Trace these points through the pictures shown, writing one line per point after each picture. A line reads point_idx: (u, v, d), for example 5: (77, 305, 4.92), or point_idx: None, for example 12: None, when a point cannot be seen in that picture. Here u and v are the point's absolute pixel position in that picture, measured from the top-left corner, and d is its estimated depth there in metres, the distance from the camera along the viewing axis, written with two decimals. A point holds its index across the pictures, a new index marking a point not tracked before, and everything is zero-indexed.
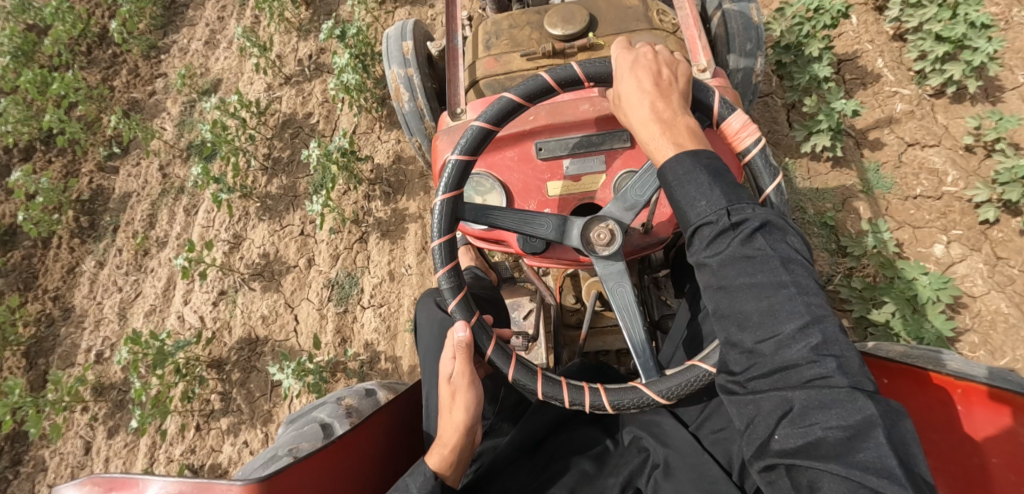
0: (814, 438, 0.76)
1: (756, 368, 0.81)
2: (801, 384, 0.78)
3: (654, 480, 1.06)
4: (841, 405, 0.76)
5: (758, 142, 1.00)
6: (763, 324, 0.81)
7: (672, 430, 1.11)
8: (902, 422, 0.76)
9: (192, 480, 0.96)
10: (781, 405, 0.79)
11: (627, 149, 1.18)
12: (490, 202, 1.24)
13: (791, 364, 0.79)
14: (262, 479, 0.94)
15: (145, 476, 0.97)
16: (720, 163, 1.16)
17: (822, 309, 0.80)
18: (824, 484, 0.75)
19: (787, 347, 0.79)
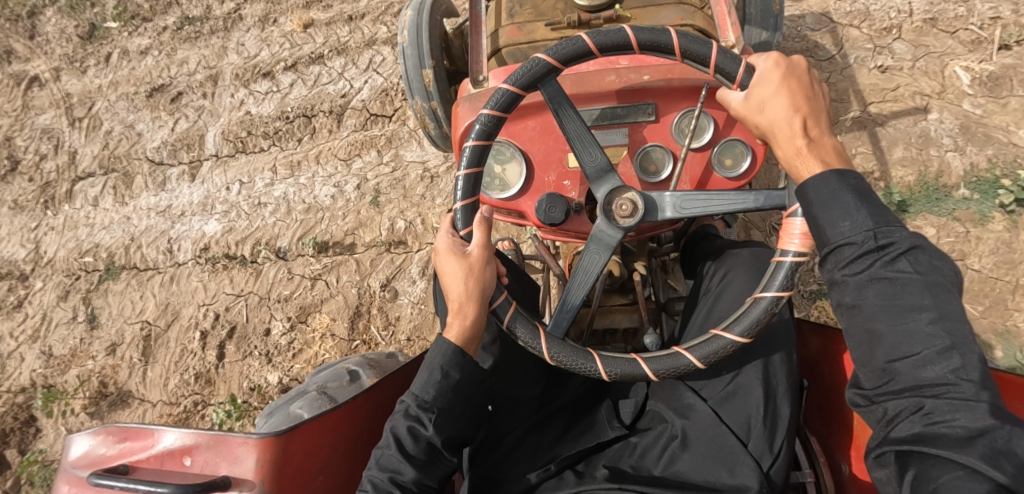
0: (890, 297, 0.78)
1: (846, 252, 0.82)
2: (862, 269, 0.80)
3: (671, 452, 1.07)
4: (891, 286, 0.78)
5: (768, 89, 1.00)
6: (817, 202, 0.86)
7: (694, 404, 1.09)
8: (938, 281, 0.77)
9: (211, 432, 0.96)
10: (862, 289, 0.80)
11: (651, 124, 1.16)
12: (510, 170, 1.22)
13: (846, 241, 0.82)
14: (279, 433, 0.93)
15: (160, 425, 0.96)
16: (742, 141, 1.14)
17: (846, 172, 0.86)
18: (876, 323, 0.79)
19: (840, 224, 0.83)
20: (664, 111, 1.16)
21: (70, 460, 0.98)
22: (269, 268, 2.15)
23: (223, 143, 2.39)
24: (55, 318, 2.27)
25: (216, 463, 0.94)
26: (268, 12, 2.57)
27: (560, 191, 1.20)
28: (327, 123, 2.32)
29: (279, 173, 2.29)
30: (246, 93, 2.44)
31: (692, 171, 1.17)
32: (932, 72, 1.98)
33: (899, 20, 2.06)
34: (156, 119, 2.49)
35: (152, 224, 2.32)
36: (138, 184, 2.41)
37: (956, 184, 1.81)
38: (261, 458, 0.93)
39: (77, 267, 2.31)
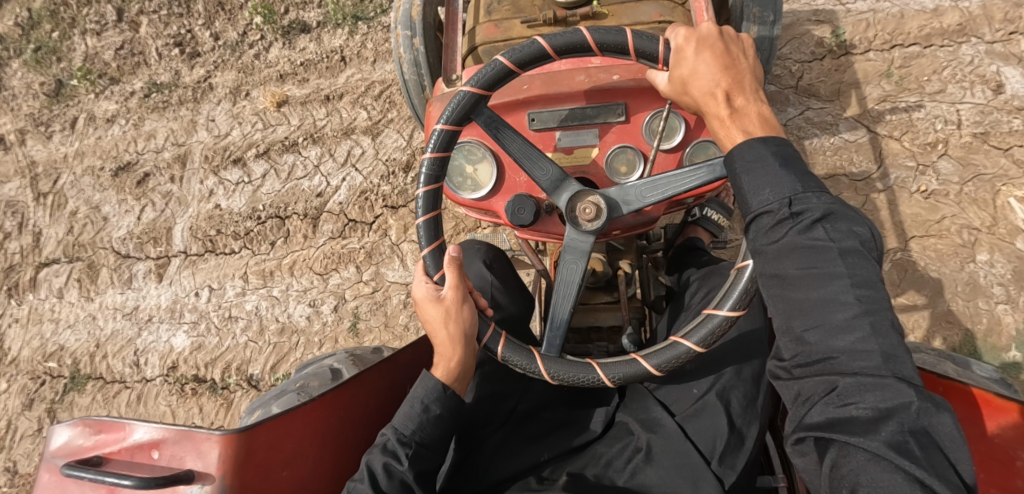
0: (805, 266, 0.79)
1: (766, 220, 0.82)
2: (780, 238, 0.81)
3: (637, 463, 1.09)
4: (805, 254, 0.79)
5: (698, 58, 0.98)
6: (740, 171, 0.86)
7: (662, 418, 1.12)
8: (853, 244, 0.78)
9: (177, 426, 0.99)
10: (779, 259, 0.81)
11: (622, 124, 1.15)
12: (481, 170, 1.22)
13: (766, 208, 0.82)
14: (240, 430, 0.97)
15: (129, 420, 1.00)
16: (714, 143, 1.12)
17: (769, 138, 0.87)
18: (795, 293, 0.80)
19: (761, 191, 0.83)
20: (635, 111, 1.15)
21: (49, 450, 1.03)
22: (239, 399, 1.96)
23: (192, 241, 2.19)
24: (14, 437, 2.08)
25: (182, 456, 0.98)
26: (238, 82, 2.34)
27: (531, 192, 1.20)
28: (301, 227, 2.13)
29: (250, 282, 2.11)
30: (215, 182, 2.24)
31: (663, 172, 1.15)
32: (984, 200, 1.76)
33: (947, 133, 1.83)
34: (123, 202, 2.29)
35: (119, 329, 2.14)
36: (103, 278, 2.22)
37: (1008, 346, 1.63)
38: (224, 453, 0.96)
39: (41, 371, 2.14)
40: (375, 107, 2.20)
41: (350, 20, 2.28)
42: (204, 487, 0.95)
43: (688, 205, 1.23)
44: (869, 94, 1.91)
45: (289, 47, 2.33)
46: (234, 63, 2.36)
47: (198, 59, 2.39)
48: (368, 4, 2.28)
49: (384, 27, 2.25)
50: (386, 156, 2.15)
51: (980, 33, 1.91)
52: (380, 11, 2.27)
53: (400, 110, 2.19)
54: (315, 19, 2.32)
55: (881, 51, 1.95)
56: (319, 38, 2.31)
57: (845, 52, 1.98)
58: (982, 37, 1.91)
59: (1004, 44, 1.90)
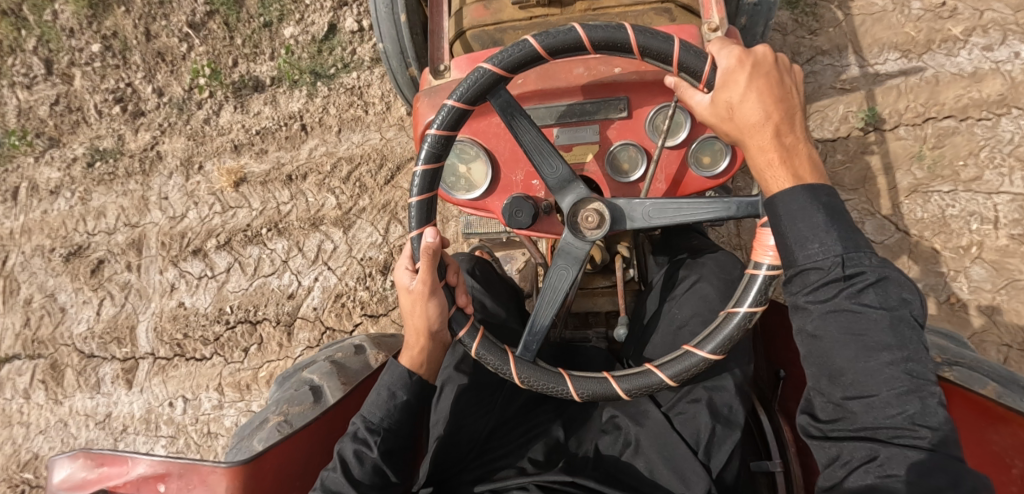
0: (855, 328, 0.76)
1: (812, 276, 0.79)
2: (828, 296, 0.78)
3: (629, 456, 1.07)
4: (855, 319, 0.76)
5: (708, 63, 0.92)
6: (784, 216, 0.82)
7: (648, 408, 1.10)
8: (904, 311, 0.76)
9: (185, 459, 0.95)
10: (827, 319, 0.78)
11: (623, 120, 1.08)
12: (476, 170, 1.15)
13: (813, 263, 0.79)
14: (247, 462, 0.93)
15: (133, 454, 0.96)
16: (720, 137, 1.07)
17: (820, 188, 0.82)
18: (837, 353, 0.77)
19: (811, 244, 0.79)
20: (637, 105, 1.08)
21: (52, 483, 0.98)
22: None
23: (158, 343, 2.10)
24: None
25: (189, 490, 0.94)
26: (189, 153, 2.21)
27: (528, 192, 1.14)
28: (275, 335, 2.03)
29: (226, 395, 2.03)
30: (176, 274, 2.13)
31: (668, 169, 1.10)
32: (1019, 311, 1.70)
33: (982, 235, 1.75)
34: (78, 290, 2.18)
35: (93, 438, 2.07)
36: (69, 382, 2.13)
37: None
38: (232, 486, 0.93)
39: (19, 481, 2.09)
40: (343, 192, 2.08)
41: (309, 78, 2.16)
42: None
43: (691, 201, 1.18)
44: (899, 182, 1.83)
45: (242, 110, 2.20)
46: (182, 128, 2.23)
47: (142, 120, 2.24)
48: (327, 58, 2.16)
49: (347, 89, 2.15)
50: (361, 254, 2.04)
51: (1022, 104, 1.78)
52: (342, 67, 2.16)
53: (372, 196, 2.08)
54: (268, 75, 2.18)
55: (912, 126, 1.84)
56: (274, 99, 2.19)
57: (874, 128, 1.87)
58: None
59: None
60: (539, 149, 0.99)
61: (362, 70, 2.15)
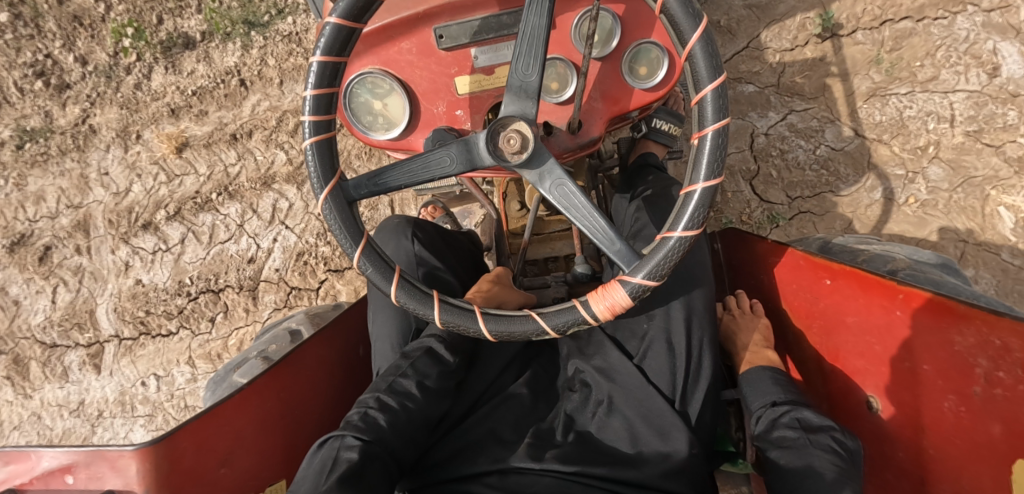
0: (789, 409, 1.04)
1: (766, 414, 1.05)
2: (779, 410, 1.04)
3: (599, 419, 1.03)
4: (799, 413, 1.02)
5: (699, 29, 0.85)
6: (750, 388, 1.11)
7: (617, 363, 1.05)
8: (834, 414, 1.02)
9: (88, 446, 0.89)
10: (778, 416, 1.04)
11: (547, 31, 0.98)
12: (393, 105, 1.03)
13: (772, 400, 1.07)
14: (155, 441, 0.86)
15: (34, 448, 0.90)
16: (655, 44, 0.99)
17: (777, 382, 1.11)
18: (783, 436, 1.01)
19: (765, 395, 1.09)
20: (561, 13, 0.98)
21: None
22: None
23: (121, 324, 1.99)
24: None
25: (101, 476, 0.88)
26: (124, 122, 2.00)
27: (453, 124, 1.04)
28: (240, 301, 1.97)
29: (199, 366, 1.99)
30: (129, 251, 1.99)
31: (601, 83, 1.02)
32: (972, 208, 1.67)
33: (938, 134, 1.70)
34: (31, 280, 2.00)
35: (70, 427, 2.02)
36: (36, 374, 2.02)
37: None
38: (143, 469, 0.86)
39: None
40: (293, 146, 1.98)
41: (242, 28, 1.97)
42: None
43: (632, 117, 1.10)
44: (856, 87, 1.77)
45: (174, 71, 1.99)
46: (113, 97, 1.99)
47: (69, 93, 1.98)
48: (258, 4, 1.96)
49: (285, 36, 1.97)
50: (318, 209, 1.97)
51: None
52: (276, 13, 1.97)
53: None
54: (198, 29, 1.97)
55: (870, 30, 1.76)
56: (208, 56, 1.99)
57: (831, 35, 1.79)
58: (979, 5, 1.71)
59: (1002, 13, 1.69)
60: (533, 44, 0.88)
61: (298, 15, 1.97)
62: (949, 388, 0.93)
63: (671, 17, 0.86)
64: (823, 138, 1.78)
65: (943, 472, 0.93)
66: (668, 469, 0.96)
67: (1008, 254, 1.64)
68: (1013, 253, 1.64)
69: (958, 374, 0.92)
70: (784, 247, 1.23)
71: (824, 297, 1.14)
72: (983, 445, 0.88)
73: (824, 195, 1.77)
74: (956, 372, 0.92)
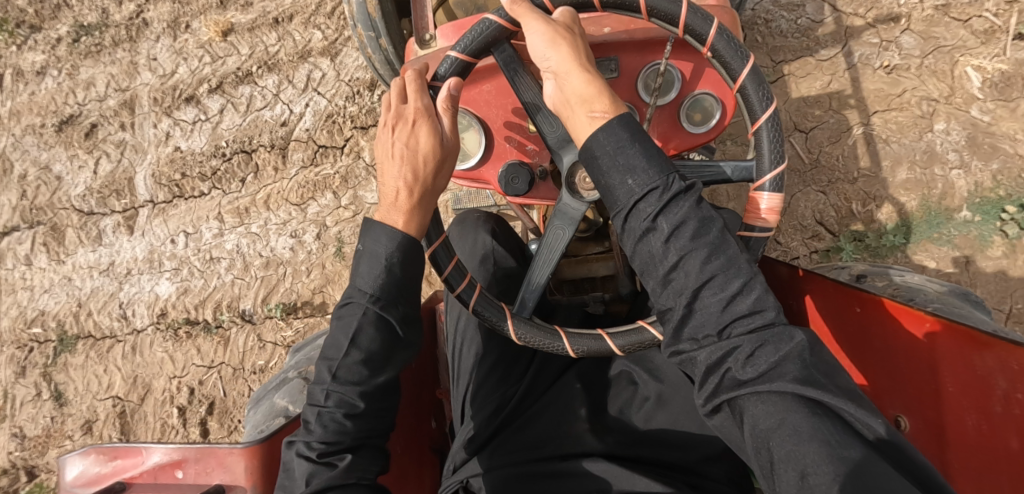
0: None
1: None
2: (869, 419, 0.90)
3: (647, 412, 1.14)
4: None
5: (769, 108, 0.93)
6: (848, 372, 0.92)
7: (664, 365, 1.18)
8: None
9: (197, 445, 0.98)
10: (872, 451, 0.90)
11: (614, 80, 1.08)
12: (469, 138, 1.15)
13: None
14: (260, 441, 0.96)
15: (145, 445, 0.99)
16: (711, 95, 1.08)
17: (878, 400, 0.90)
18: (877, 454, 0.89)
19: None
20: (628, 66, 1.08)
21: (67, 482, 1.02)
22: (236, 336, 1.92)
23: (156, 189, 2.01)
24: (17, 397, 2.03)
25: (208, 472, 0.97)
26: (177, 14, 2.03)
27: (522, 158, 1.14)
28: (270, 159, 1.95)
29: (226, 221, 1.97)
30: (170, 123, 2.01)
31: (658, 129, 1.11)
32: (942, 72, 1.71)
33: (910, 8, 1.74)
34: (74, 158, 2.07)
35: (98, 286, 2.03)
36: (70, 239, 2.05)
37: (960, 207, 1.64)
38: (249, 466, 0.96)
39: (27, 338, 2.04)
40: (329, 27, 1.94)
41: None
42: None
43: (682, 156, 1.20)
44: None
45: None
46: None
47: None
48: None
49: None
50: (349, 77, 1.92)
51: None
52: None
53: None
54: None
55: None
56: None
57: None
58: None
59: None
60: None
61: None
62: (972, 406, 1.02)
63: (746, 97, 0.94)
64: (803, 12, 1.81)
65: (960, 476, 1.03)
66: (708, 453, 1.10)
67: (977, 111, 1.67)
68: (981, 108, 1.68)
69: (979, 393, 1.01)
70: (811, 273, 1.26)
71: (851, 320, 1.20)
72: (1003, 457, 0.97)
73: (805, 58, 1.79)
74: (978, 392, 1.01)
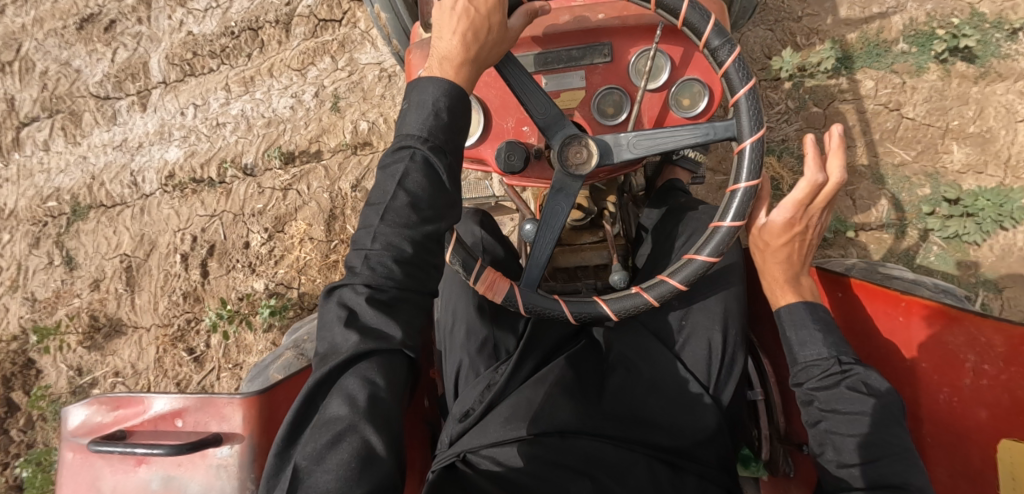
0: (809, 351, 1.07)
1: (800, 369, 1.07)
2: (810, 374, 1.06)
3: (641, 396, 1.17)
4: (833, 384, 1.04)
5: (748, 85, 1.00)
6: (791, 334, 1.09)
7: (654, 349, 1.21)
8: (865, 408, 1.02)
9: (198, 395, 1.02)
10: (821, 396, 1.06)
11: (607, 65, 1.15)
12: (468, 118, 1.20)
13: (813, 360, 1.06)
14: (260, 392, 1.00)
15: (147, 395, 1.03)
16: (699, 80, 1.14)
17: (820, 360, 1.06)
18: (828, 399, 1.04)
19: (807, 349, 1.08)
20: (621, 51, 1.15)
21: (69, 430, 1.06)
22: (237, 187, 2.08)
23: (169, 69, 2.16)
24: (30, 265, 2.16)
25: (206, 422, 1.01)
26: None
27: (519, 138, 1.20)
28: (275, 34, 2.13)
29: (233, 91, 2.13)
30: (184, 12, 2.15)
31: (650, 112, 1.17)
32: None
33: None
34: (93, 53, 2.19)
35: (111, 160, 2.16)
36: (87, 122, 2.19)
37: (896, 40, 1.85)
38: (247, 415, 1.00)
39: (43, 213, 2.16)
40: None
41: None
42: (233, 447, 0.99)
43: None
44: None
45: None
46: None
47: None
48: None
49: None
50: None
51: None
52: None
53: None
54: None
55: None
56: None
57: None
58: None
59: None
60: None
61: None
62: (945, 382, 1.05)
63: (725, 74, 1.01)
64: None
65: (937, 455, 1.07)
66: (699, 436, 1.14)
67: None
68: None
69: (953, 369, 1.04)
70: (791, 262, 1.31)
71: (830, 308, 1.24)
72: (974, 429, 1.01)
73: None
74: (951, 368, 1.04)
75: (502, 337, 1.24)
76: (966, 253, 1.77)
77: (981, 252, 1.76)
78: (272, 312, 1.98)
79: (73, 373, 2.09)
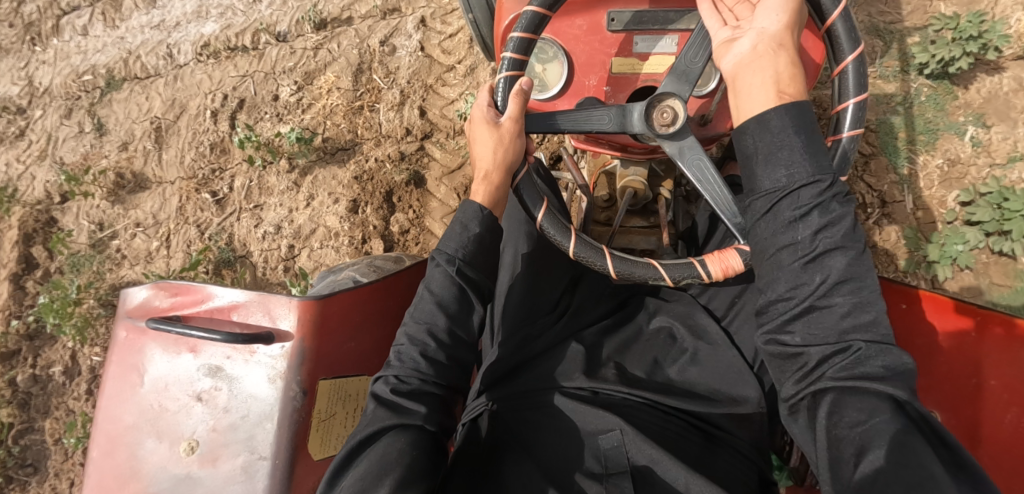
0: None
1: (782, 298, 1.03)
2: None
3: (682, 367, 1.17)
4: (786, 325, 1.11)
5: (857, 51, 0.96)
6: None
7: (706, 325, 1.21)
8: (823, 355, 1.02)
9: (255, 291, 1.04)
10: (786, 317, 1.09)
11: None
12: (551, 70, 1.18)
13: None
14: (319, 297, 1.02)
15: (206, 285, 1.05)
16: (794, 62, 1.12)
17: None
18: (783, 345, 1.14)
19: None
20: None
21: (126, 309, 1.09)
22: (270, 50, 2.20)
23: None
24: (63, 134, 2.32)
25: (260, 319, 1.04)
26: None
27: (599, 98, 1.18)
28: None
29: None
30: None
31: None
32: None
33: None
34: None
35: (148, 38, 2.32)
36: (127, 7, 2.38)
37: None
38: (304, 317, 1.02)
39: (79, 85, 2.33)
40: None
41: None
42: (284, 347, 1.01)
43: None
44: None
45: None
46: None
47: None
48: None
49: None
50: None
51: None
52: None
53: None
54: None
55: None
56: None
57: None
58: None
59: None
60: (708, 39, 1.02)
61: None
62: (1013, 402, 1.04)
63: (834, 38, 0.97)
64: None
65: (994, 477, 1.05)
66: (736, 412, 1.11)
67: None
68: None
69: None
70: None
71: (893, 321, 1.21)
72: None
73: None
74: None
75: (540, 294, 1.24)
76: (955, 95, 1.70)
77: (969, 95, 1.69)
78: (297, 138, 2.05)
79: (94, 227, 2.20)
